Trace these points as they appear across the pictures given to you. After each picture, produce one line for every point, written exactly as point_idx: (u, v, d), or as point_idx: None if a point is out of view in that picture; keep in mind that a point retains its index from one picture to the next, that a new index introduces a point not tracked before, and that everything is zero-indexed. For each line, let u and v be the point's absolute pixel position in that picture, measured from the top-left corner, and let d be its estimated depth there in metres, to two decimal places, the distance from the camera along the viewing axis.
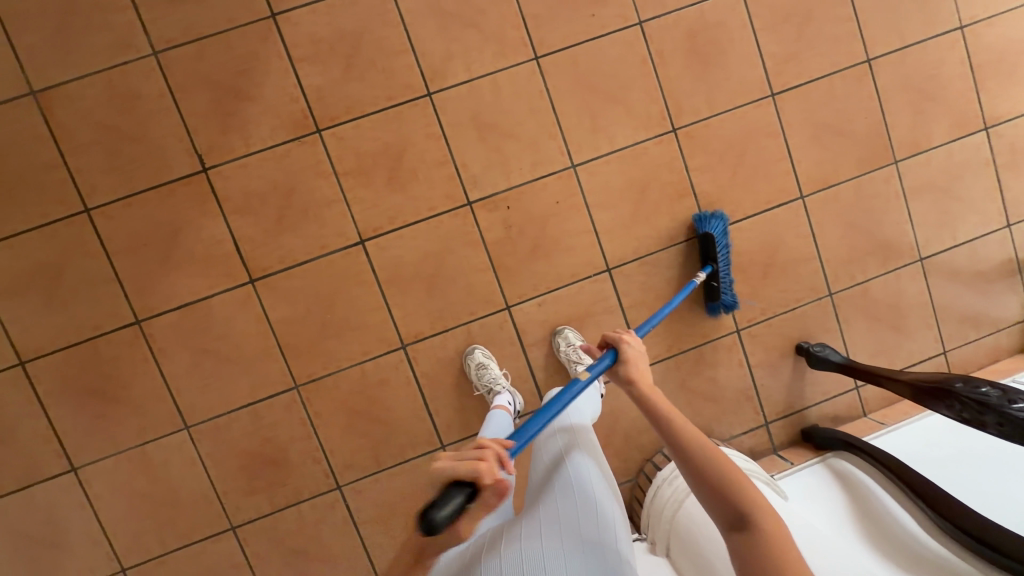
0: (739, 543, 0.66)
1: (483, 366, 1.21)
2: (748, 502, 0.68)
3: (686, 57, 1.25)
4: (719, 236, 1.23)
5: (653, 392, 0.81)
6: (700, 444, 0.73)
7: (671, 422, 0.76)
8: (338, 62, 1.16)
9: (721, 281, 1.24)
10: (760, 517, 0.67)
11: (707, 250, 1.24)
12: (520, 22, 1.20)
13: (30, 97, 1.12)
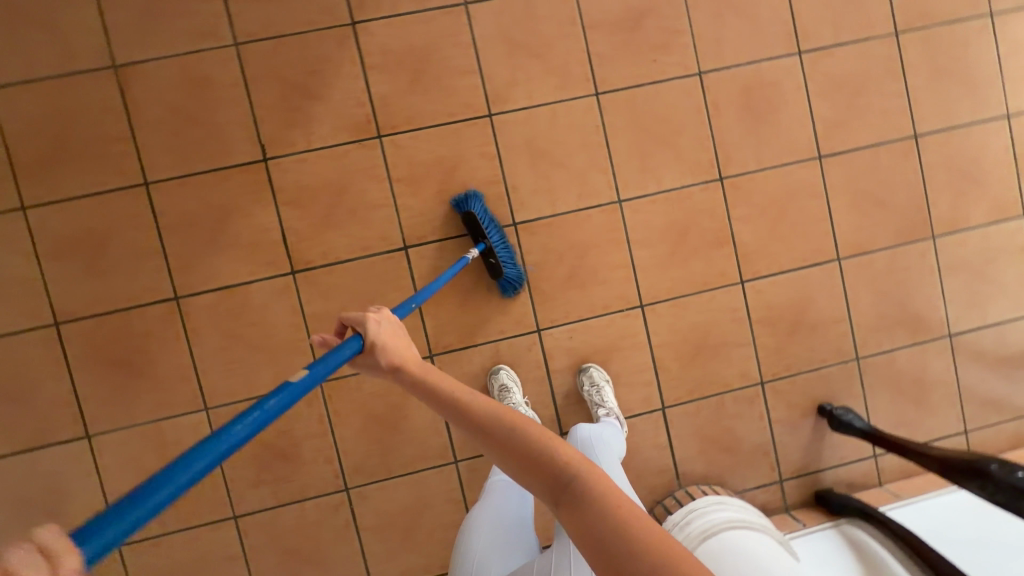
0: (568, 520, 0.50)
1: (506, 390, 1.21)
2: (560, 465, 0.53)
3: (740, 111, 1.29)
4: (481, 214, 1.18)
5: (429, 372, 0.64)
6: (493, 417, 0.58)
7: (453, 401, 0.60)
8: (407, 73, 1.20)
9: (498, 258, 1.18)
10: (578, 476, 0.52)
11: (475, 229, 1.18)
12: (585, 58, 1.24)
13: (109, 71, 1.15)
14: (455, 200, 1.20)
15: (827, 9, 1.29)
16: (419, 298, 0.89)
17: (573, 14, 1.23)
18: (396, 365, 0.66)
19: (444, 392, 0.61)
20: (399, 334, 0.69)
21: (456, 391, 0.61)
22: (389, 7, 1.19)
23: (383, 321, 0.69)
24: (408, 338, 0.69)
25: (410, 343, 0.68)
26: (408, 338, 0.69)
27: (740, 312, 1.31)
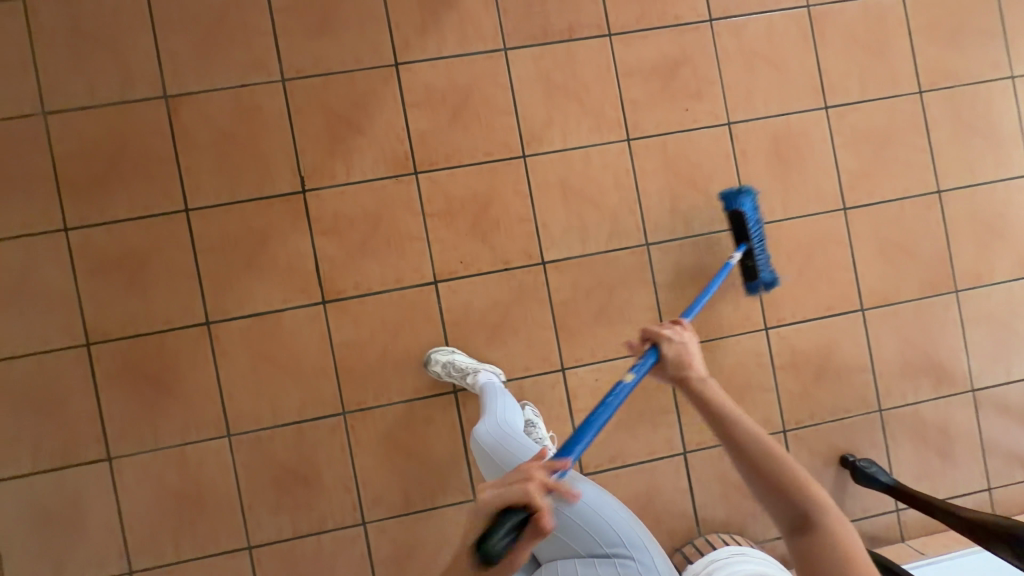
0: (802, 545, 0.59)
1: (450, 364, 1.18)
2: (814, 509, 0.60)
3: (769, 159, 1.31)
4: (748, 213, 1.17)
5: (707, 385, 0.71)
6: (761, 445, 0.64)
7: (723, 413, 0.68)
8: (446, 112, 1.24)
9: (756, 259, 1.19)
10: (830, 525, 0.59)
11: (740, 227, 1.19)
12: (618, 103, 1.28)
13: (162, 99, 1.18)
14: (726, 194, 1.19)
15: (854, 64, 1.33)
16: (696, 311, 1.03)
17: (608, 62, 1.28)
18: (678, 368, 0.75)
19: (718, 409, 0.68)
20: (692, 353, 0.77)
21: (732, 410, 0.68)
22: (433, 48, 1.24)
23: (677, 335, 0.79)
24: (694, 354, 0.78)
25: (701, 364, 0.75)
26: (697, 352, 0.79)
27: (764, 357, 1.31)
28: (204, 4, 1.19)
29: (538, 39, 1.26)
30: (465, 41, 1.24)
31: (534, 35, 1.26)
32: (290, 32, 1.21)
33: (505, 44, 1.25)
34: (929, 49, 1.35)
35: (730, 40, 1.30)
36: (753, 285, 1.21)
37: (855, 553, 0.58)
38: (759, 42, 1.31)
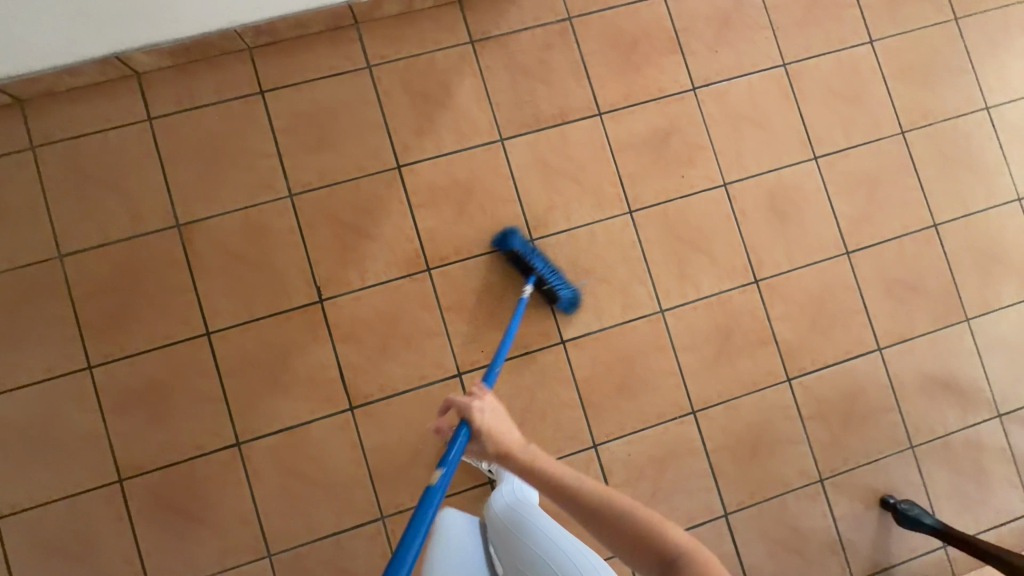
0: None
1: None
2: (662, 539, 0.66)
3: (767, 214, 1.34)
4: (522, 248, 1.22)
5: (535, 454, 0.78)
6: (591, 494, 0.71)
7: (558, 483, 0.74)
8: (452, 207, 1.27)
9: (550, 283, 1.21)
10: (678, 547, 0.66)
11: (520, 262, 1.22)
12: (616, 178, 1.31)
13: (175, 228, 1.21)
14: (495, 238, 1.24)
15: (836, 114, 1.38)
16: (499, 363, 1.05)
17: (601, 139, 1.32)
18: (503, 446, 0.81)
19: (546, 471, 0.76)
20: (502, 415, 0.85)
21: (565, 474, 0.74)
22: (433, 148, 1.28)
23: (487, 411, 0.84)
24: (508, 423, 0.84)
25: (512, 427, 0.84)
26: (508, 422, 0.85)
27: (791, 409, 1.32)
28: (208, 134, 1.23)
29: (531, 127, 1.30)
30: (462, 136, 1.28)
31: (527, 123, 1.30)
32: (294, 150, 1.25)
33: (501, 135, 1.29)
34: (905, 91, 1.40)
35: (714, 105, 1.35)
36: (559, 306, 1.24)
37: (707, 563, 0.64)
38: (742, 103, 1.36)
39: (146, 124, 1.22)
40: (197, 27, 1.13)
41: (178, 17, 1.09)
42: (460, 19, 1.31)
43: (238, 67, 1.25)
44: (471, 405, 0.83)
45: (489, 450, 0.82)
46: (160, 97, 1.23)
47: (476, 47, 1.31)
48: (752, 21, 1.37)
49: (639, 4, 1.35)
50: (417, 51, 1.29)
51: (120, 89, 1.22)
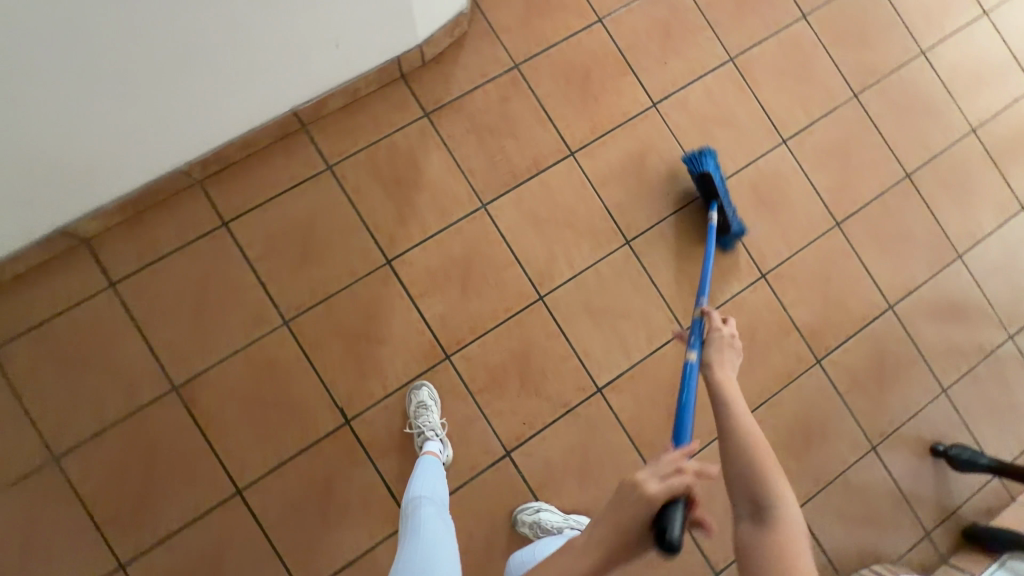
0: (750, 533, 0.64)
1: (424, 406, 1.16)
2: (773, 498, 0.65)
3: (756, 208, 1.35)
4: (714, 172, 1.22)
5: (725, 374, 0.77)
6: (750, 427, 0.69)
7: (731, 403, 0.72)
8: (454, 288, 1.23)
9: (729, 214, 1.24)
10: (781, 515, 0.64)
11: (708, 188, 1.23)
12: (606, 213, 1.29)
13: (173, 392, 1.13)
14: (690, 158, 1.24)
15: (791, 95, 1.40)
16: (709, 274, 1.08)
17: (581, 178, 1.29)
18: (715, 349, 0.81)
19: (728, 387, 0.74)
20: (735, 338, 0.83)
21: (739, 399, 0.72)
22: (418, 232, 1.23)
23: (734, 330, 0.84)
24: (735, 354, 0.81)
25: (736, 354, 0.81)
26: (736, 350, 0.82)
27: (828, 388, 1.34)
28: (181, 282, 1.15)
29: (510, 184, 1.27)
30: (444, 213, 1.24)
31: (505, 182, 1.27)
32: (276, 275, 1.18)
33: (482, 201, 1.26)
34: (847, 56, 1.44)
35: (678, 115, 1.35)
36: (726, 240, 1.29)
37: (795, 545, 0.62)
38: (704, 107, 1.36)
39: (110, 291, 1.13)
40: (121, 183, 1.07)
41: (100, 181, 1.03)
42: (409, 94, 1.26)
43: (193, 204, 1.17)
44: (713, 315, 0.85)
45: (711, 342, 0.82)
46: (117, 258, 1.13)
47: (432, 118, 1.26)
48: (691, 25, 1.37)
49: (580, 34, 1.33)
50: (375, 138, 1.24)
51: (70, 261, 1.12)
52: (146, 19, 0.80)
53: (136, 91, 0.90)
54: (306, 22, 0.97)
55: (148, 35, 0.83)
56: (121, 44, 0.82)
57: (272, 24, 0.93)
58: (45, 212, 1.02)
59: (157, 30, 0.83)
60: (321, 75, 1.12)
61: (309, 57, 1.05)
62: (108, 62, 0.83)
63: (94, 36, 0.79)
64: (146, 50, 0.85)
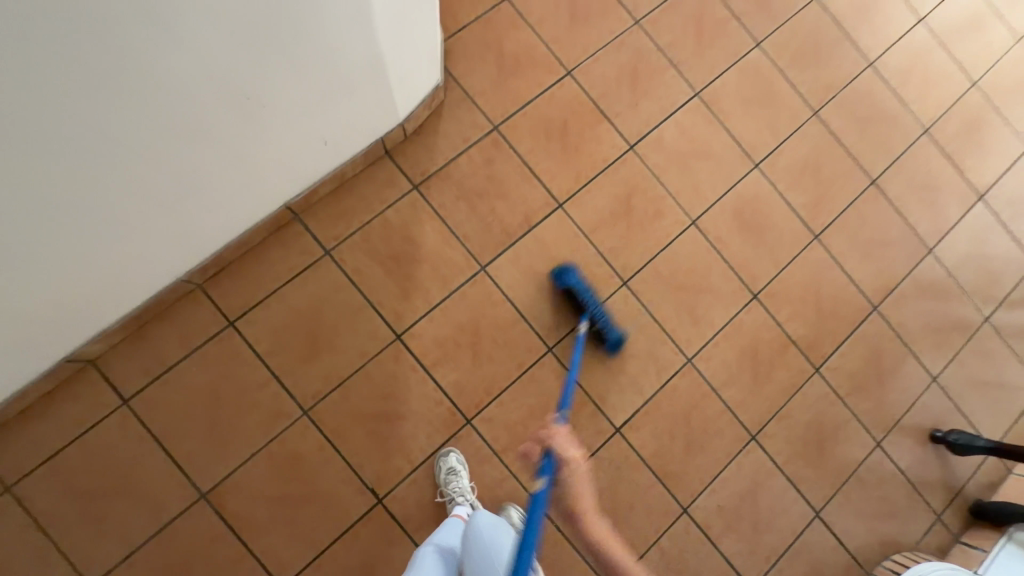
0: None
1: (454, 472, 1.17)
2: None
3: (740, 233, 1.42)
4: (579, 286, 1.24)
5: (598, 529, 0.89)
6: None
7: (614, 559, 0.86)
8: (465, 353, 1.25)
9: (601, 322, 1.24)
10: None
11: (577, 301, 1.25)
12: (601, 258, 1.34)
13: (201, 499, 1.12)
14: (554, 273, 1.27)
15: (758, 119, 1.47)
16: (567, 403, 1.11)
17: (573, 228, 1.33)
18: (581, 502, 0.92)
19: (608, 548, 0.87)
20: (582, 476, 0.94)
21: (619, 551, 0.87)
22: (423, 304, 1.25)
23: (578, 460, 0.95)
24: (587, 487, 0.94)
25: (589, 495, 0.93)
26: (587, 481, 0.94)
27: (830, 395, 1.41)
28: (194, 389, 1.15)
29: (506, 244, 1.30)
30: (445, 281, 1.26)
31: (501, 242, 1.30)
32: (289, 366, 1.18)
33: (481, 263, 1.28)
34: (804, 77, 1.51)
35: (656, 154, 1.40)
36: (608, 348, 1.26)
37: None
38: (679, 143, 1.42)
39: (124, 409, 1.12)
40: (114, 307, 1.06)
41: (93, 310, 1.02)
42: (395, 169, 1.28)
43: (196, 308, 1.17)
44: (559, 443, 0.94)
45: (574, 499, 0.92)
46: (126, 375, 1.13)
47: (421, 190, 1.29)
48: (655, 67, 1.43)
49: (553, 89, 1.37)
50: (368, 217, 1.25)
51: (79, 385, 1.11)
52: (129, 159, 0.81)
53: (122, 224, 0.90)
54: (286, 130, 0.99)
55: (130, 172, 0.83)
56: (105, 185, 0.82)
57: (251, 138, 0.95)
58: (40, 349, 1.00)
59: (139, 166, 0.83)
60: (304, 171, 1.14)
61: (290, 159, 1.07)
62: (126, 181, 0.84)
63: (98, 163, 0.78)
64: (128, 186, 0.85)
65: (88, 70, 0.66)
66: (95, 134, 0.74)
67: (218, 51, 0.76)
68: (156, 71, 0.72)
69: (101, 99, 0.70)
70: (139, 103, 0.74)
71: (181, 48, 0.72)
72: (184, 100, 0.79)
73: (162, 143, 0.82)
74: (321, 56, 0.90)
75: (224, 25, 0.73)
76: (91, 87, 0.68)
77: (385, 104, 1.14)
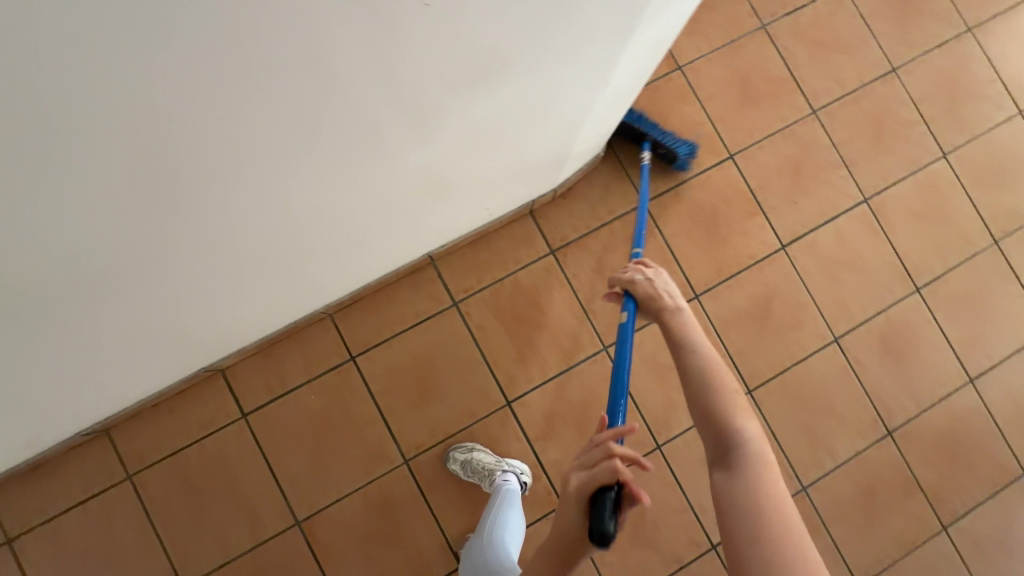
0: (722, 477, 0.61)
1: (469, 462, 1.13)
2: (740, 444, 0.63)
3: (884, 360, 1.29)
4: (629, 117, 1.22)
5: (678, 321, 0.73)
6: (710, 370, 0.67)
7: (692, 350, 0.69)
8: (571, 432, 1.21)
9: (666, 143, 1.21)
10: (749, 458, 0.61)
11: (633, 132, 1.22)
12: (728, 359, 1.25)
13: (295, 525, 1.14)
14: None
15: (927, 239, 1.33)
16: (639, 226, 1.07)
17: (704, 323, 1.26)
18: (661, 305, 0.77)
19: (685, 341, 0.70)
20: (664, 282, 0.79)
21: (700, 342, 0.70)
22: (538, 373, 1.22)
23: (652, 283, 0.80)
24: (673, 291, 0.79)
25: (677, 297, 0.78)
26: (673, 289, 0.79)
27: (953, 558, 1.26)
28: (308, 416, 1.17)
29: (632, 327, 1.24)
30: (564, 353, 1.23)
31: None
32: (398, 411, 1.18)
33: (603, 342, 1.23)
34: (988, 198, 1.36)
35: (807, 258, 1.29)
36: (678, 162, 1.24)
37: (764, 485, 0.59)
38: (834, 250, 1.30)
39: (241, 422, 1.15)
40: (233, 331, 1.01)
41: (213, 333, 0.97)
42: (536, 230, 1.25)
43: (324, 336, 1.18)
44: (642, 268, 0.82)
45: (645, 302, 0.78)
46: (250, 389, 1.16)
47: (557, 255, 1.25)
48: (824, 164, 1.32)
49: (710, 171, 1.30)
50: (500, 274, 1.23)
51: (208, 390, 1.15)
52: (295, 213, 0.72)
53: (266, 271, 0.84)
54: (455, 200, 0.95)
55: (306, 235, 0.79)
56: (264, 229, 0.71)
57: (420, 203, 0.89)
58: (163, 361, 0.98)
59: (316, 230, 0.79)
60: (447, 223, 1.05)
61: (440, 212, 0.97)
62: (298, 243, 0.80)
63: (283, 230, 0.75)
64: (288, 244, 0.79)
65: (311, 151, 0.60)
66: (284, 204, 0.68)
67: (431, 123, 0.67)
68: (369, 130, 0.62)
69: (298, 160, 0.61)
70: (346, 181, 0.70)
71: (403, 124, 0.64)
72: (384, 178, 0.75)
73: (341, 210, 0.77)
74: (524, 125, 0.80)
75: (455, 93, 0.63)
76: (306, 165, 0.62)
77: (547, 168, 1.05)
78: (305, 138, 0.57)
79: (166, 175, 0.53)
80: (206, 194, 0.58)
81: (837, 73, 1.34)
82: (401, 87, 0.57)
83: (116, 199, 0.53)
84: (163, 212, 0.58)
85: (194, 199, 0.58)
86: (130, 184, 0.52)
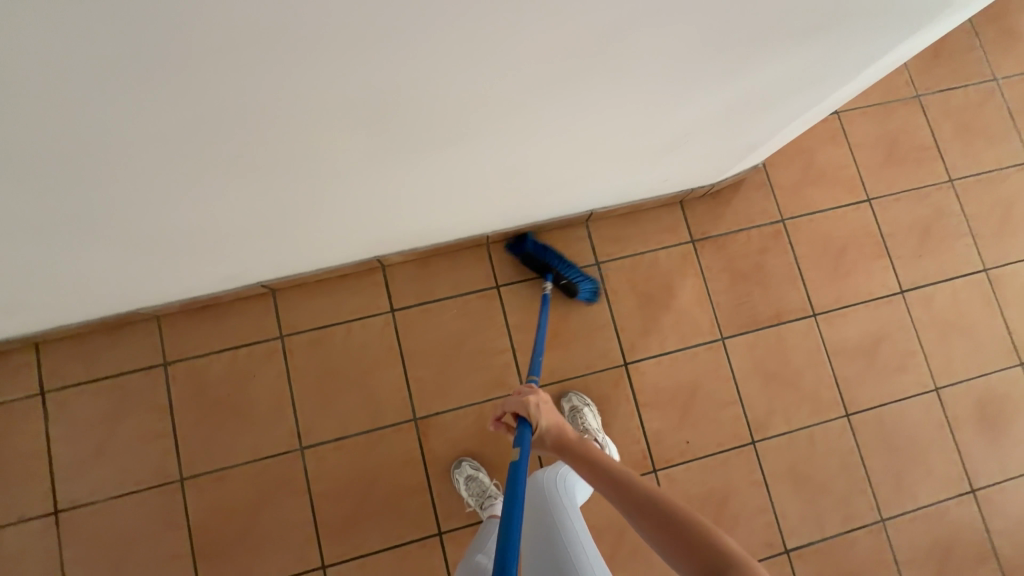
0: None
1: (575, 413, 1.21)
2: (713, 543, 0.55)
3: (977, 423, 1.35)
4: (537, 250, 1.21)
5: (596, 453, 0.71)
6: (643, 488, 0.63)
7: (621, 476, 0.66)
8: (675, 409, 1.28)
9: (569, 278, 1.22)
10: (727, 555, 0.54)
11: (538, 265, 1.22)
12: (833, 383, 1.33)
13: (412, 422, 1.23)
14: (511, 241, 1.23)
15: None
16: (540, 355, 1.00)
17: (817, 342, 1.34)
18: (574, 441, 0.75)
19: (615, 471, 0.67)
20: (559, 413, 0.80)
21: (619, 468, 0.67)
22: (657, 347, 1.30)
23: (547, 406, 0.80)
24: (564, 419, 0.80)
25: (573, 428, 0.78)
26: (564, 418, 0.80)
27: None
28: (443, 329, 1.27)
29: (749, 327, 1.33)
30: (684, 336, 1.32)
31: (746, 324, 1.33)
32: (526, 346, 1.28)
33: (722, 333, 1.32)
34: None
35: (921, 310, 1.38)
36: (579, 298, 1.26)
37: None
38: (947, 309, 1.39)
39: (388, 317, 1.26)
40: (316, 245, 1.03)
41: (342, 235, 1.02)
42: (681, 219, 1.37)
43: (477, 261, 1.30)
44: (532, 398, 0.80)
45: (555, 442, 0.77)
46: (401, 290, 1.27)
47: (696, 246, 1.36)
48: (951, 230, 1.42)
49: (846, 209, 1.41)
50: (641, 249, 1.34)
51: (366, 281, 1.27)
52: (510, 122, 0.69)
53: (277, 191, 0.74)
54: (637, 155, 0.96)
55: (492, 149, 0.77)
56: (304, 175, 0.71)
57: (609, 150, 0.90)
58: (284, 245, 0.99)
59: (508, 147, 0.78)
60: (607, 178, 1.06)
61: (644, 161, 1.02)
62: (332, 169, 0.71)
63: (316, 152, 0.65)
64: (329, 165, 0.70)
65: (608, 54, 0.58)
66: (339, 122, 0.59)
67: (730, 62, 0.68)
68: (691, 54, 0.63)
69: (629, 62, 0.61)
70: (593, 104, 0.69)
71: (714, 57, 0.65)
72: (610, 115, 0.74)
73: (525, 134, 0.74)
74: (759, 94, 0.83)
75: (726, 34, 0.60)
76: (569, 71, 0.59)
77: (722, 147, 1.08)
78: (638, 40, 0.57)
79: (198, 71, 0.44)
80: (267, 81, 0.48)
81: (977, 154, 1.47)
82: (606, 38, 0.55)
83: (160, 145, 0.55)
84: (182, 107, 0.49)
85: (239, 140, 0.57)
86: (181, 129, 0.53)
